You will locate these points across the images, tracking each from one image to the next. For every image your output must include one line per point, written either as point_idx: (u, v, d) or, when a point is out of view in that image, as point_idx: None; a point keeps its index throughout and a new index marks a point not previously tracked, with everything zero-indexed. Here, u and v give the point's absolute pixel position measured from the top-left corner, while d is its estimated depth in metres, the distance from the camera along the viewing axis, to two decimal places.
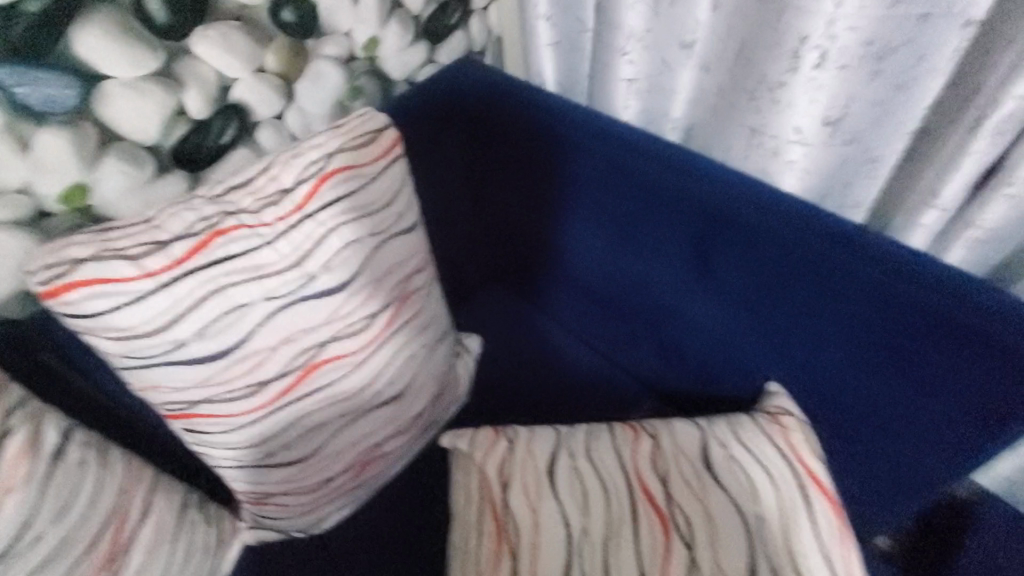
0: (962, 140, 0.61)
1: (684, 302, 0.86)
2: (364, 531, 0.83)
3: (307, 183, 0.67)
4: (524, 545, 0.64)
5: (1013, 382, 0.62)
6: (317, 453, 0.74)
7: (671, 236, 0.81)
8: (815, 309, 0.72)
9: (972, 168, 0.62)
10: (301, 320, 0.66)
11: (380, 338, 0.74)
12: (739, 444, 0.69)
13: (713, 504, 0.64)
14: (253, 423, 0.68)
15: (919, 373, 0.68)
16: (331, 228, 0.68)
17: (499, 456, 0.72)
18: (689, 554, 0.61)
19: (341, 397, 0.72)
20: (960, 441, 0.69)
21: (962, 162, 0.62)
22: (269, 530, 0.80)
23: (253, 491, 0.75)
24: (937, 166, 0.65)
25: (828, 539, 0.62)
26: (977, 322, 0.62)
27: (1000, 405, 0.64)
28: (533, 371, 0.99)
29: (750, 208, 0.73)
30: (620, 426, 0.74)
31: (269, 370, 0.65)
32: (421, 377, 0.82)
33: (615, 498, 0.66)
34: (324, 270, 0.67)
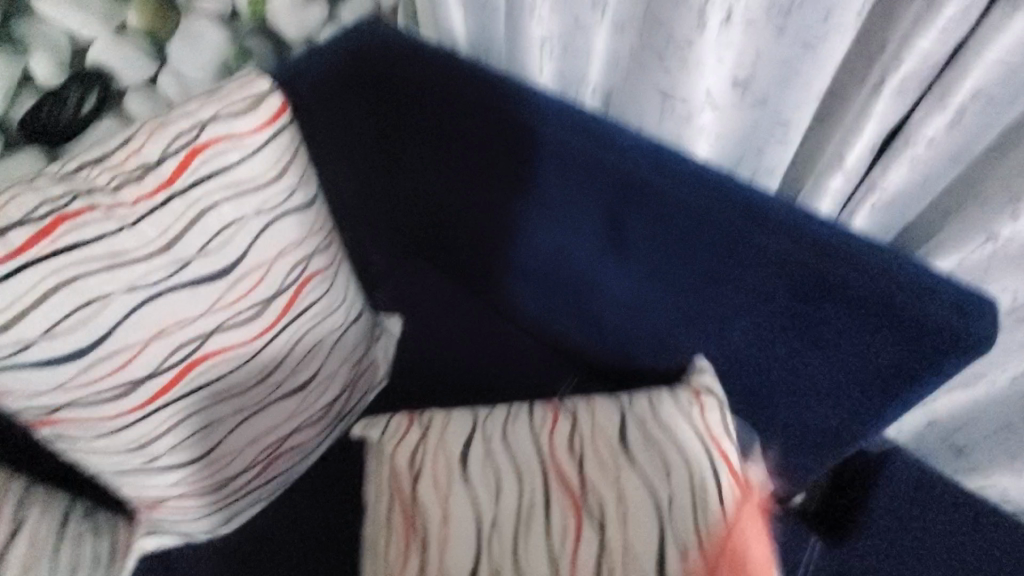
0: (866, 101, 0.59)
1: (604, 275, 0.83)
2: (276, 529, 0.79)
3: (175, 158, 0.60)
4: (433, 538, 0.62)
5: (912, 346, 0.63)
6: (212, 454, 0.68)
7: (588, 207, 0.78)
8: (729, 279, 0.71)
9: (876, 130, 0.60)
10: (174, 312, 0.60)
11: (276, 326, 0.68)
12: (654, 420, 0.68)
13: (625, 483, 0.63)
14: (130, 427, 0.62)
15: (826, 339, 0.68)
16: (207, 208, 0.61)
17: (411, 444, 0.69)
18: (599, 536, 0.60)
19: (232, 393, 0.67)
20: (865, 404, 0.71)
21: (865, 126, 0.60)
22: (169, 536, 0.74)
23: (144, 495, 0.69)
24: (843, 131, 0.64)
25: (736, 511, 0.62)
26: (880, 288, 0.62)
27: (900, 368, 0.65)
28: (456, 351, 0.96)
29: (663, 176, 0.70)
30: (538, 407, 0.72)
31: (142, 367, 0.59)
32: (329, 365, 0.77)
33: (527, 483, 0.64)
34: (200, 255, 0.61)
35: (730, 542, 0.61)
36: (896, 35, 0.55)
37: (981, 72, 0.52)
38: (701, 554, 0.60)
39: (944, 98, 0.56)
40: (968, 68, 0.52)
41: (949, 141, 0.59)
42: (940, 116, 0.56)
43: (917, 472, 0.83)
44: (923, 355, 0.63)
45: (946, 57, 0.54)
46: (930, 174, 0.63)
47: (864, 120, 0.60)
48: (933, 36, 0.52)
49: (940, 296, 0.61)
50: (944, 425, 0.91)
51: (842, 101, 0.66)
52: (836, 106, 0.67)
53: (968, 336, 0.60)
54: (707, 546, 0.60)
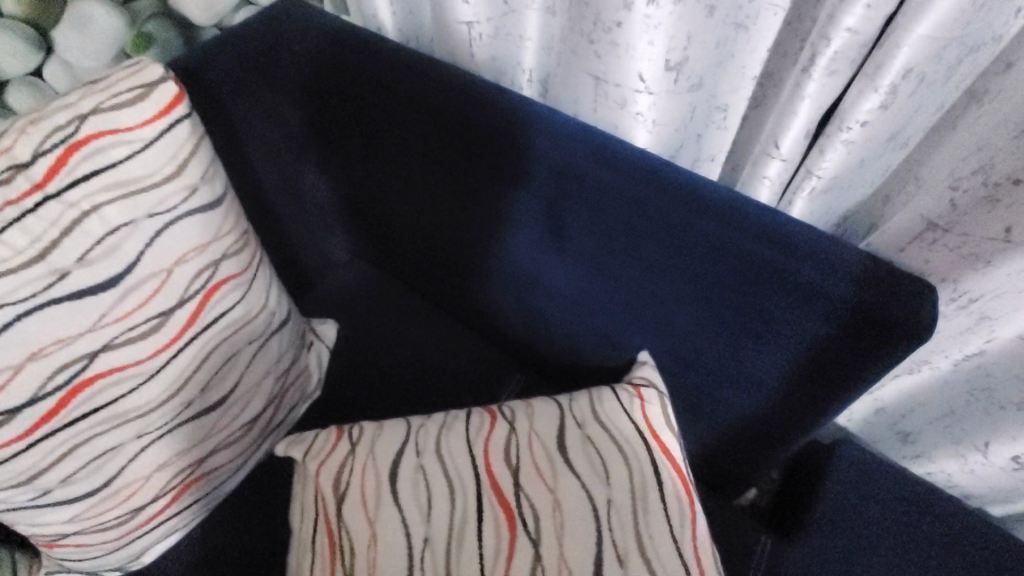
0: (798, 81, 0.57)
1: (547, 272, 0.79)
2: (199, 555, 0.73)
3: (49, 157, 0.53)
4: (358, 563, 0.57)
5: (854, 337, 0.61)
6: (117, 481, 0.62)
7: (527, 199, 0.74)
8: (672, 273, 0.68)
9: (810, 108, 0.58)
10: (53, 330, 0.53)
11: (181, 340, 0.62)
12: (595, 423, 0.65)
13: (563, 492, 0.59)
14: (10, 462, 0.54)
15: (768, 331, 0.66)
16: (89, 210, 0.55)
17: (338, 460, 0.64)
18: (534, 550, 0.57)
19: (135, 414, 0.60)
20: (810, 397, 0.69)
21: (799, 105, 0.58)
22: (75, 573, 0.67)
23: (39, 533, 0.62)
24: (777, 114, 0.61)
25: (677, 516, 0.59)
26: (818, 275, 0.60)
27: (844, 360, 0.63)
28: (395, 356, 0.90)
29: (601, 165, 0.66)
30: (476, 413, 0.68)
31: (16, 394, 0.52)
32: (251, 378, 0.71)
33: (460, 496, 0.60)
34: (82, 265, 0.54)
35: (671, 551, 0.58)
36: (825, 11, 0.53)
37: (911, 48, 0.49)
38: (642, 564, 0.56)
39: (875, 77, 0.53)
40: (899, 43, 0.50)
41: (883, 123, 0.56)
42: (872, 96, 0.53)
43: (864, 460, 0.82)
44: (865, 344, 0.61)
45: (875, 32, 0.52)
46: (867, 157, 0.61)
47: (797, 102, 0.58)
48: (859, 14, 0.50)
49: (880, 283, 0.59)
50: (892, 411, 0.90)
51: (777, 83, 0.64)
52: (772, 89, 0.65)
53: (909, 322, 0.58)
54: (645, 556, 0.57)
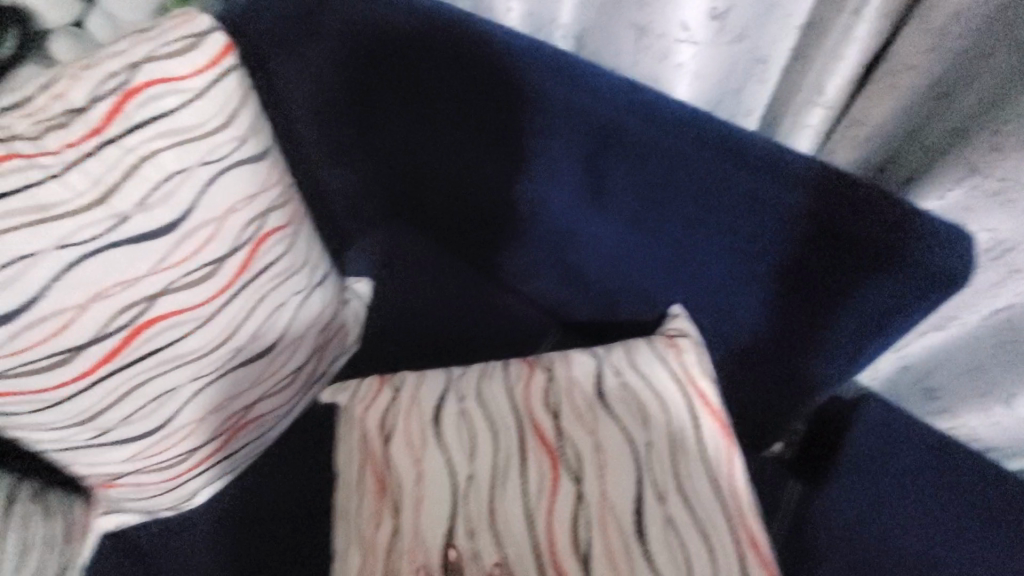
0: (847, 25, 0.56)
1: (584, 231, 0.80)
2: (244, 495, 0.75)
3: (106, 101, 0.55)
4: (407, 500, 0.60)
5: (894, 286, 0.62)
6: (173, 422, 0.65)
7: (567, 157, 0.74)
8: (711, 227, 0.69)
9: (858, 56, 0.58)
10: (113, 272, 0.55)
11: (231, 288, 0.64)
12: (634, 370, 0.66)
13: (603, 435, 0.61)
14: (74, 398, 0.57)
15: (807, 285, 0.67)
16: (145, 156, 0.56)
17: (382, 405, 0.66)
18: (576, 488, 0.59)
19: (192, 357, 0.63)
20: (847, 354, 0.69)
21: (846, 52, 0.58)
22: (129, 512, 0.70)
23: (98, 472, 0.65)
24: (822, 61, 0.61)
25: (716, 461, 0.61)
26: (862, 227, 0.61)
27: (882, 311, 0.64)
28: (432, 314, 0.92)
29: (644, 120, 0.67)
30: (514, 362, 0.70)
31: (80, 333, 0.55)
32: (295, 329, 0.73)
33: (504, 439, 0.62)
34: (139, 209, 0.55)
35: (710, 493, 0.59)
36: None
37: None
38: (681, 504, 0.58)
39: (926, 18, 0.53)
40: None
41: (931, 66, 0.57)
42: (921, 37, 0.54)
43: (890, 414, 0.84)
44: (902, 296, 0.63)
45: None
46: (909, 103, 0.61)
47: (843, 48, 0.57)
48: None
49: (920, 233, 0.61)
50: (918, 367, 0.93)
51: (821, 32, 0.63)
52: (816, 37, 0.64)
53: (948, 271, 0.60)
54: (684, 496, 0.59)
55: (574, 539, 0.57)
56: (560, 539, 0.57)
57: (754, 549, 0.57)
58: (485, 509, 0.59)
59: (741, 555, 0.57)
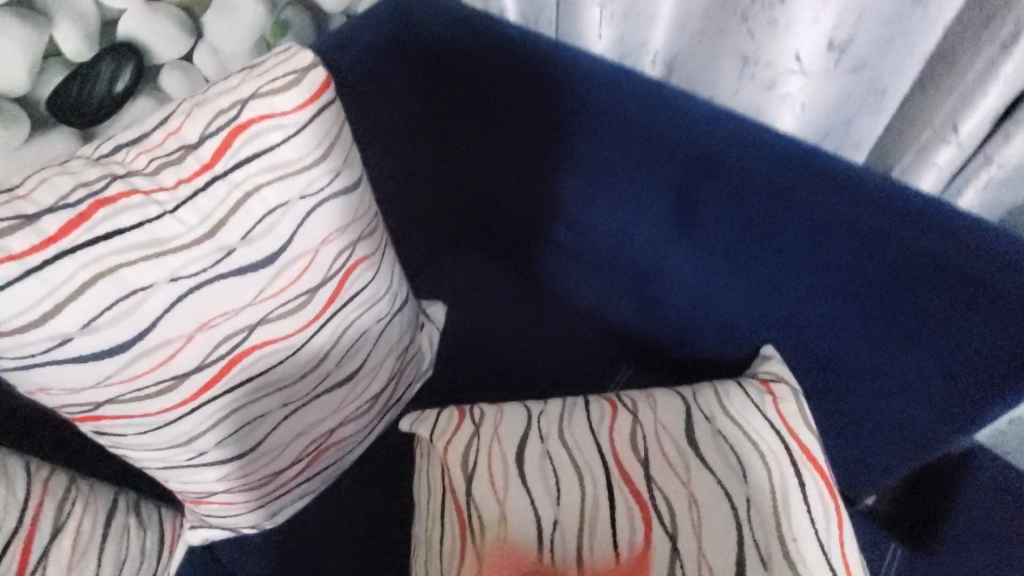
0: (993, 58, 0.51)
1: (669, 261, 0.77)
2: (321, 517, 0.77)
3: (217, 137, 0.56)
4: (490, 541, 0.58)
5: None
6: (264, 444, 0.66)
7: (657, 185, 0.72)
8: (814, 266, 0.65)
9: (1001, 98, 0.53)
10: (218, 303, 0.56)
11: (321, 317, 0.64)
12: (725, 417, 0.62)
13: (698, 486, 0.58)
14: (175, 422, 0.59)
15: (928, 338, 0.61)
16: (251, 191, 0.57)
17: (464, 439, 0.64)
18: (671, 543, 0.56)
19: (283, 384, 0.64)
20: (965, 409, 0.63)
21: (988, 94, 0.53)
22: (213, 529, 0.72)
23: (190, 491, 0.67)
24: (958, 95, 0.56)
25: (820, 520, 0.57)
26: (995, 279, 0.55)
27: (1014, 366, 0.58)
28: (505, 341, 0.91)
29: (746, 152, 0.64)
30: (597, 401, 0.67)
31: (186, 361, 0.56)
32: (376, 355, 0.74)
33: (591, 483, 0.60)
34: (244, 242, 0.57)
35: (817, 556, 0.55)
36: None
37: None
38: (786, 569, 0.55)
39: None
40: None
41: None
42: None
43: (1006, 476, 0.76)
44: None
45: None
46: None
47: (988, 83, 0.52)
48: None
49: None
50: None
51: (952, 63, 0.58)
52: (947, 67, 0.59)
53: None
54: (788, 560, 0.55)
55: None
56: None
57: None
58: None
59: None
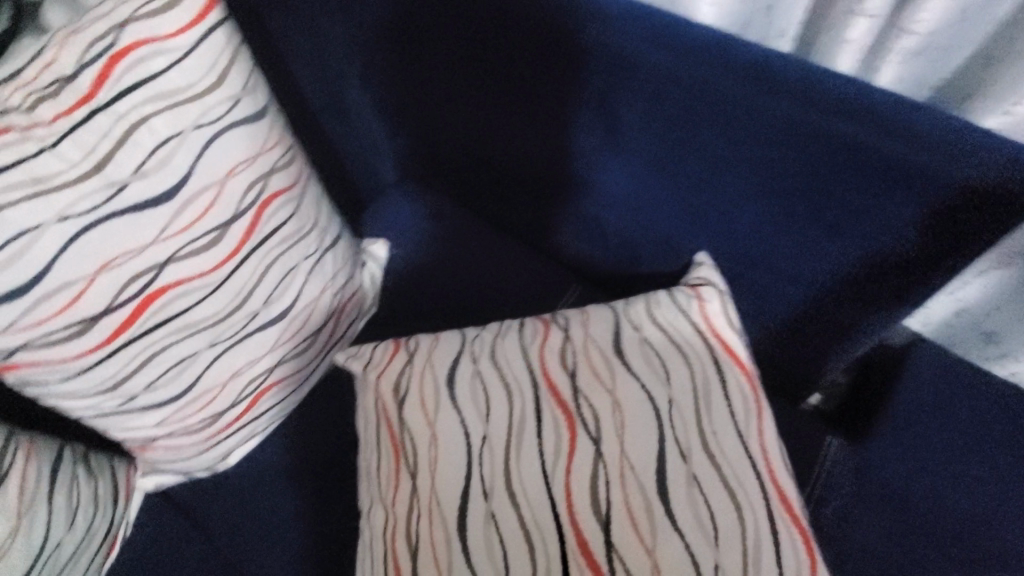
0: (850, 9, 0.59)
1: (607, 176, 0.75)
2: (274, 458, 0.78)
3: (94, 66, 0.52)
4: (422, 464, 0.58)
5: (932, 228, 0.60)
6: (196, 387, 0.66)
7: (579, 101, 0.68)
8: (740, 152, 0.62)
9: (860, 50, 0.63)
10: (117, 242, 0.55)
11: (239, 253, 0.63)
12: (655, 322, 0.63)
13: (622, 391, 0.57)
14: (96, 365, 0.58)
15: (846, 236, 0.63)
16: (140, 120, 0.54)
17: (396, 370, 0.64)
18: (596, 448, 0.55)
19: (204, 324, 0.63)
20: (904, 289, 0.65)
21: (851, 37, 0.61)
22: (168, 474, 0.74)
23: (133, 438, 0.67)
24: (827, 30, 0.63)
25: (741, 411, 0.57)
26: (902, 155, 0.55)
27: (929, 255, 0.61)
28: (447, 270, 0.90)
29: (653, 47, 0.61)
30: (529, 321, 0.66)
31: (93, 304, 0.55)
32: (311, 290, 0.73)
33: (518, 399, 0.59)
34: (137, 177, 0.55)
35: (739, 448, 0.55)
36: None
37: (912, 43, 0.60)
38: (706, 460, 0.54)
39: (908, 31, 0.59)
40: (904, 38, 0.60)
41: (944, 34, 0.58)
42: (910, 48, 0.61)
43: (943, 359, 0.76)
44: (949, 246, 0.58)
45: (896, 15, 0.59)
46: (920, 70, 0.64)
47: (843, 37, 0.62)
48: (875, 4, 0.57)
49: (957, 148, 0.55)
50: (973, 310, 0.87)
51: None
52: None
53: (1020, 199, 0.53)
54: (723, 469, 0.53)
55: (603, 513, 0.52)
56: (596, 514, 0.52)
57: (784, 510, 0.53)
58: (530, 488, 0.54)
59: (768, 499, 0.53)
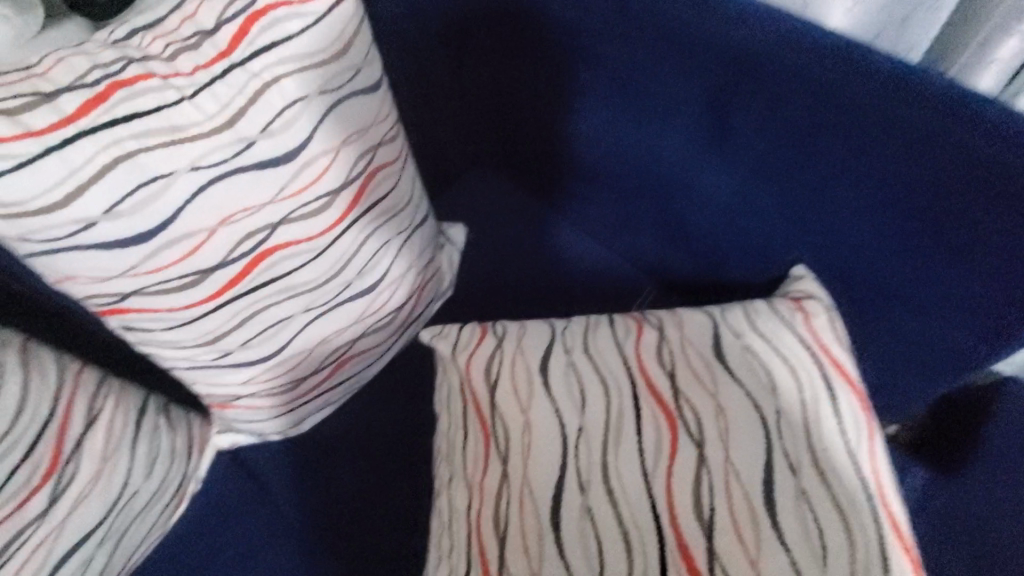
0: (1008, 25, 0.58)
1: (708, 183, 0.72)
2: (343, 430, 0.78)
3: (234, 24, 0.53)
4: (513, 450, 0.57)
5: None
6: (285, 350, 0.66)
7: (690, 103, 0.66)
8: (863, 165, 0.59)
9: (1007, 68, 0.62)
10: (238, 198, 0.55)
11: (344, 220, 0.63)
12: (758, 334, 0.61)
13: (726, 398, 0.56)
14: (200, 318, 0.59)
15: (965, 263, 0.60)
16: (271, 80, 0.54)
17: (487, 353, 0.63)
18: (698, 452, 0.54)
19: (303, 289, 0.63)
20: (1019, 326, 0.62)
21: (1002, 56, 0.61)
22: (242, 434, 0.74)
23: (217, 394, 0.68)
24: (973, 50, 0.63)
25: (851, 428, 0.55)
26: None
27: None
28: (523, 261, 0.90)
29: (781, 47, 0.60)
30: (622, 317, 0.65)
31: (206, 257, 0.56)
32: (399, 267, 0.72)
33: (615, 395, 0.58)
34: (263, 135, 0.55)
35: (849, 469, 0.53)
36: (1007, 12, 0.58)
37: None
38: (815, 476, 0.52)
39: None
40: None
41: None
42: None
43: None
44: None
45: None
46: None
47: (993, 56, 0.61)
48: None
49: None
50: None
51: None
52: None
53: None
54: (834, 489, 0.52)
55: (704, 518, 0.51)
56: (696, 519, 0.51)
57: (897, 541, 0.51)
58: (628, 484, 0.53)
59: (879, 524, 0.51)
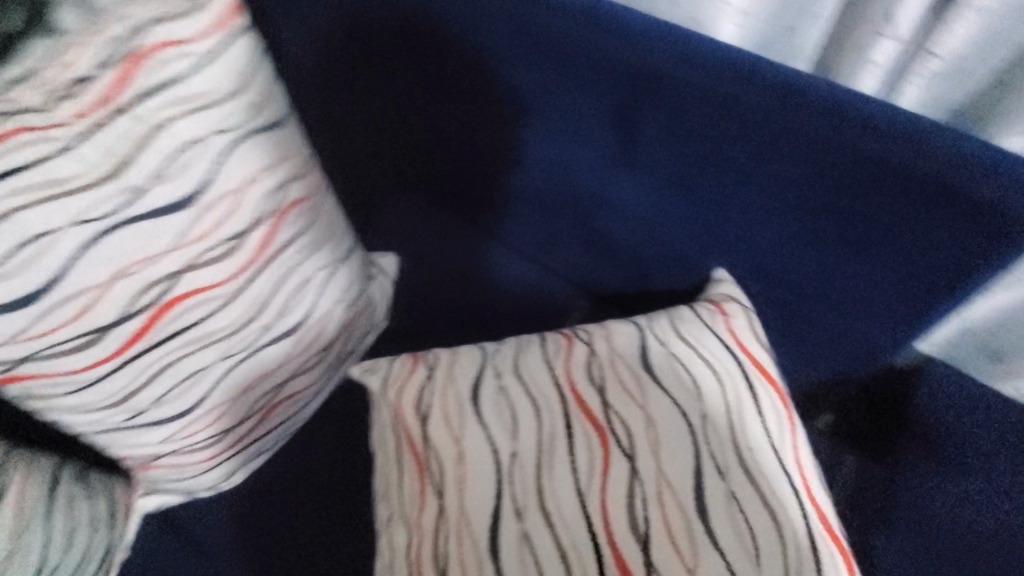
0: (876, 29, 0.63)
1: (624, 194, 0.74)
2: (280, 477, 0.75)
3: (114, 69, 0.49)
4: (448, 483, 0.56)
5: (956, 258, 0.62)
6: (207, 402, 0.63)
7: (596, 119, 0.68)
8: (762, 168, 0.62)
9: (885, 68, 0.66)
10: (135, 249, 0.53)
11: (258, 262, 0.61)
12: (682, 340, 0.62)
13: (654, 408, 0.57)
14: (108, 376, 0.56)
15: (866, 252, 0.63)
16: (162, 124, 0.51)
17: (417, 384, 0.62)
18: (630, 465, 0.54)
19: (220, 336, 0.61)
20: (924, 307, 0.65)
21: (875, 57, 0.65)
22: (169, 493, 0.70)
23: (136, 454, 0.64)
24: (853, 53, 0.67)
25: (774, 425, 0.57)
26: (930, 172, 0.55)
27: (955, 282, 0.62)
28: (457, 285, 0.89)
29: (682, 61, 0.60)
30: (552, 335, 0.65)
31: (105, 313, 0.53)
32: (325, 304, 0.70)
33: (547, 416, 0.57)
34: (157, 182, 0.52)
35: (775, 465, 0.55)
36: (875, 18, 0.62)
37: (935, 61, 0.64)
38: (743, 476, 0.54)
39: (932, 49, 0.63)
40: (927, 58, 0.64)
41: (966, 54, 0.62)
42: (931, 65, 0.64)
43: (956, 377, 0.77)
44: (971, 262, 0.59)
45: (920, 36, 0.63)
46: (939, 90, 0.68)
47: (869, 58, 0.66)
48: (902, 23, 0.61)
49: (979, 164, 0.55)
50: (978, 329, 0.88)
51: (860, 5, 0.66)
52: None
53: None
54: (763, 488, 0.53)
55: (641, 532, 0.51)
56: (633, 534, 0.51)
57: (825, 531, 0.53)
58: (565, 506, 0.53)
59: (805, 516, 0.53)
